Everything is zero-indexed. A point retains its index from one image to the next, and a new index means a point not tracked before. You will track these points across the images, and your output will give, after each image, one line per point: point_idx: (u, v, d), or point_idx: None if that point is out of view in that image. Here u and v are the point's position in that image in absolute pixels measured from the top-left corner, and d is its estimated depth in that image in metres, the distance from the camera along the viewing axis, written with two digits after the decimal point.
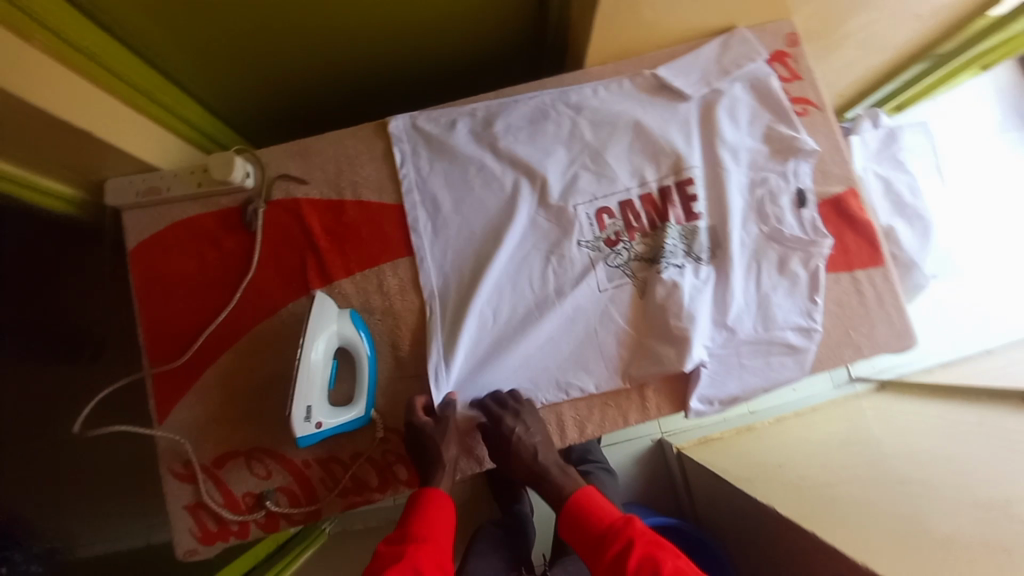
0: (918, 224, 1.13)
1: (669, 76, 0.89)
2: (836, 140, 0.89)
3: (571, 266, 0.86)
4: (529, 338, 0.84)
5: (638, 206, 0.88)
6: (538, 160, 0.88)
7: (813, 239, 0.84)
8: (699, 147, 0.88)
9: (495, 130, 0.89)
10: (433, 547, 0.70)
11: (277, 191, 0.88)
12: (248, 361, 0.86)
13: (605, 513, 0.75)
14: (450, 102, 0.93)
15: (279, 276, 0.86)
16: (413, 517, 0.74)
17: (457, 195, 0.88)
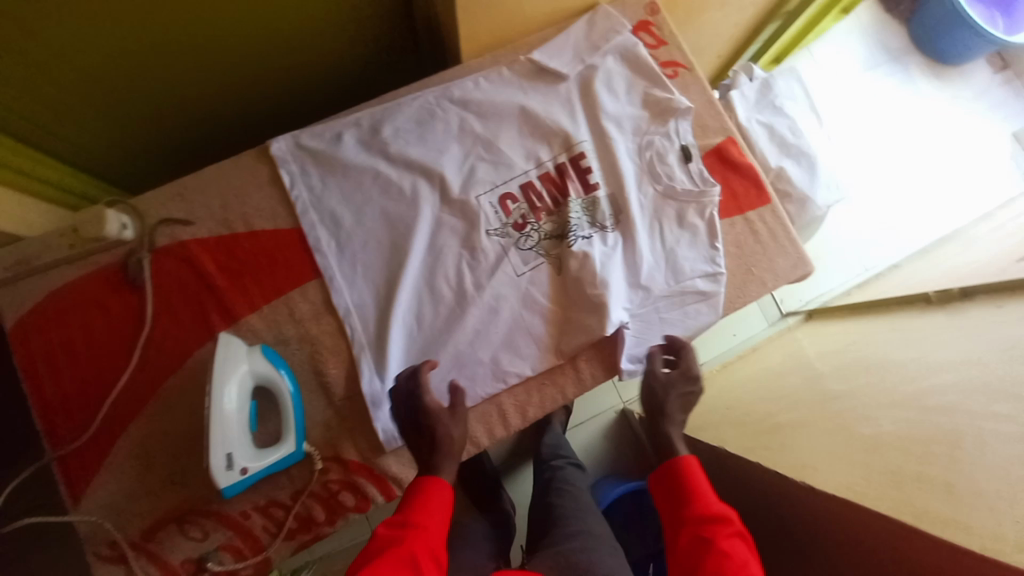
0: (805, 161, 1.21)
1: (544, 58, 0.90)
2: (708, 96, 0.94)
3: (485, 256, 0.86)
4: (455, 336, 0.83)
5: (539, 186, 0.89)
6: (433, 159, 0.87)
7: (702, 189, 0.88)
8: (585, 122, 0.91)
9: (383, 136, 0.87)
10: (430, 536, 0.63)
11: (161, 238, 0.84)
12: (161, 422, 0.80)
13: (703, 494, 0.72)
14: (333, 115, 0.90)
15: (180, 326, 0.82)
16: (410, 499, 0.67)
17: (357, 207, 0.86)
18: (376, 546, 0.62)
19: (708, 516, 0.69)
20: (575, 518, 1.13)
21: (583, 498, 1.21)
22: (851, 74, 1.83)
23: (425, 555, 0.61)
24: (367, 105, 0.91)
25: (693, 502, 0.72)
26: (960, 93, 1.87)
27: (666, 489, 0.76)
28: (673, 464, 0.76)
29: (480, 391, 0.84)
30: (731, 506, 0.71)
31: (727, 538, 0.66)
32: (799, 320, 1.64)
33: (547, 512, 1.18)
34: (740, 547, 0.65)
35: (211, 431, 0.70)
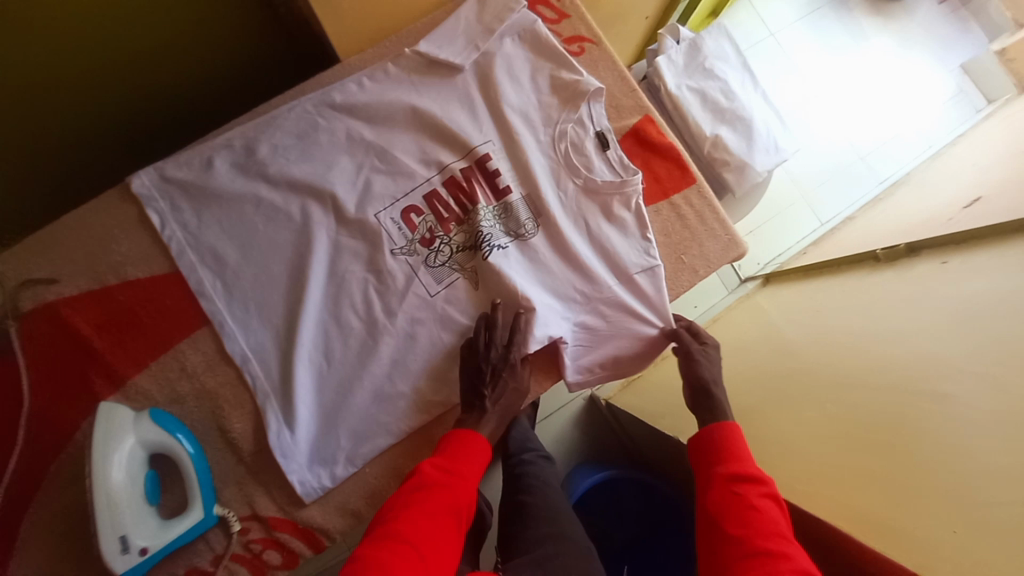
0: (740, 125, 1.15)
1: (432, 49, 0.81)
2: (618, 72, 0.87)
3: (392, 280, 0.78)
4: (369, 371, 0.76)
5: (444, 194, 0.81)
6: (320, 177, 0.78)
7: (624, 178, 0.81)
8: (488, 117, 0.83)
9: (260, 157, 0.78)
10: (468, 488, 0.67)
11: (25, 301, 0.74)
12: (54, 504, 0.73)
13: (748, 457, 0.71)
14: (202, 139, 0.80)
15: (62, 395, 0.74)
16: (454, 448, 0.70)
17: (241, 240, 0.77)
18: (423, 483, 0.65)
19: (741, 474, 0.68)
20: (546, 519, 1.01)
21: (557, 495, 1.09)
22: (791, 20, 1.76)
23: (463, 505, 0.65)
24: (241, 122, 0.82)
25: (726, 462, 0.70)
26: (904, 30, 1.82)
27: (698, 451, 0.74)
28: (721, 426, 0.74)
29: (403, 424, 0.77)
30: (765, 471, 0.69)
31: (759, 496, 0.65)
32: (757, 286, 1.58)
33: (515, 512, 1.06)
34: (771, 509, 0.64)
35: (98, 515, 0.63)
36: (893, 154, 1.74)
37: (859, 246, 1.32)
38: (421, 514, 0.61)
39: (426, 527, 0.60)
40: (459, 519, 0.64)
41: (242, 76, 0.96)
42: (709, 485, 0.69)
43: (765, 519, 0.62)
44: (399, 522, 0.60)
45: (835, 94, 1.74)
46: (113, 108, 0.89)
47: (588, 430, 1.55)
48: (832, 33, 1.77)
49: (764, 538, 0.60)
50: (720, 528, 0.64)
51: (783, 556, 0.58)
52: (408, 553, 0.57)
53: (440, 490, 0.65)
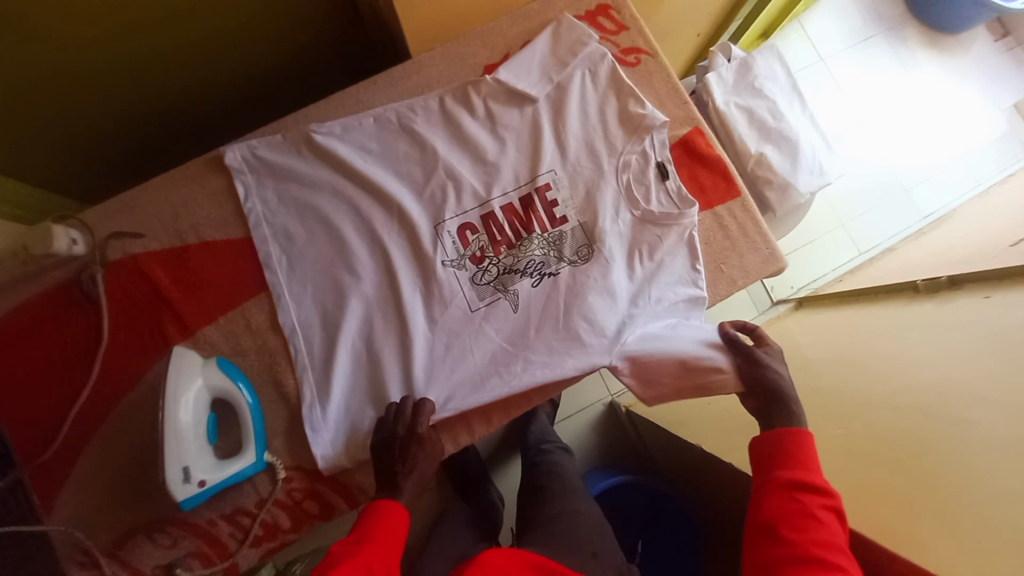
0: (786, 145, 1.17)
1: (511, 78, 0.85)
2: (672, 83, 0.90)
3: (444, 286, 0.83)
4: (402, 366, 0.81)
5: (501, 218, 0.85)
6: (390, 186, 0.84)
7: (681, 211, 0.84)
8: (553, 148, 0.86)
9: (340, 155, 0.83)
10: (385, 551, 0.69)
11: (112, 252, 0.82)
12: (121, 438, 0.79)
13: (818, 467, 0.69)
14: (292, 124, 0.87)
15: (135, 338, 0.81)
16: (370, 517, 0.72)
17: (310, 226, 0.84)
18: (334, 559, 0.67)
19: (808, 484, 0.67)
20: (562, 500, 1.06)
21: (574, 480, 1.14)
22: (842, 47, 1.76)
23: (382, 565, 0.67)
24: (323, 109, 0.87)
25: (795, 469, 0.69)
26: (959, 64, 1.80)
27: (760, 449, 0.74)
28: (793, 432, 0.72)
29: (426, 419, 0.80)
30: (832, 482, 0.68)
31: (821, 508, 0.65)
32: (790, 309, 1.58)
33: (533, 495, 1.11)
34: (831, 520, 0.65)
35: (166, 445, 0.69)
36: (939, 188, 1.72)
37: (897, 277, 1.32)
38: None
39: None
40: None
41: (314, 61, 1.03)
42: (767, 486, 0.70)
43: (823, 530, 0.63)
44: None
45: (883, 123, 1.73)
46: (199, 85, 0.97)
47: (605, 435, 1.58)
48: (884, 62, 1.76)
49: (820, 549, 0.61)
50: (773, 531, 0.65)
51: (835, 569, 0.60)
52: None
53: (350, 557, 0.66)
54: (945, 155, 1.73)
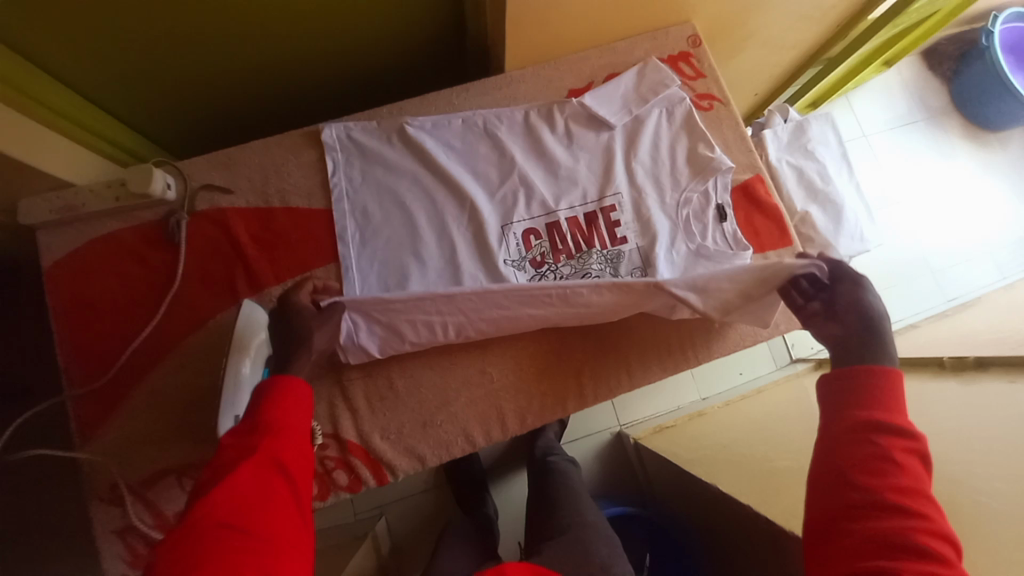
0: (831, 208, 1.23)
1: (594, 104, 0.92)
2: (740, 131, 0.95)
3: (503, 280, 0.86)
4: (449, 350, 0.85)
5: (564, 228, 0.89)
6: (467, 183, 0.89)
7: (735, 251, 0.88)
8: (622, 173, 0.91)
9: (426, 147, 0.90)
10: (292, 434, 0.60)
11: (200, 202, 0.87)
12: (174, 378, 0.82)
13: (902, 410, 0.63)
14: (386, 113, 0.93)
15: (206, 286, 0.84)
16: (267, 405, 0.61)
17: (387, 207, 0.88)
18: (229, 461, 0.56)
19: (890, 426, 0.61)
20: (573, 509, 1.04)
21: (583, 492, 1.12)
22: (886, 127, 1.84)
23: (292, 454, 0.58)
24: (416, 104, 0.93)
25: (872, 410, 0.63)
26: (997, 161, 1.86)
27: (833, 390, 0.67)
28: (872, 372, 0.66)
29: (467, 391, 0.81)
30: (918, 428, 0.62)
31: (903, 452, 0.59)
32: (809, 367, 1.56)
33: (547, 505, 1.08)
34: (918, 469, 0.58)
35: (224, 391, 0.72)
36: (964, 275, 1.75)
37: (920, 351, 1.33)
38: (233, 485, 0.53)
39: (247, 492, 0.52)
40: (290, 468, 0.57)
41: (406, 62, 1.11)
42: (839, 428, 0.63)
43: (909, 478, 0.57)
44: (211, 498, 0.52)
45: (916, 204, 1.79)
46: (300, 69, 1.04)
47: (608, 464, 1.56)
48: (924, 148, 1.84)
49: (904, 498, 0.55)
50: (844, 473, 0.59)
51: (917, 515, 0.54)
52: (230, 528, 0.50)
53: (251, 454, 0.56)
54: (972, 243, 1.78)
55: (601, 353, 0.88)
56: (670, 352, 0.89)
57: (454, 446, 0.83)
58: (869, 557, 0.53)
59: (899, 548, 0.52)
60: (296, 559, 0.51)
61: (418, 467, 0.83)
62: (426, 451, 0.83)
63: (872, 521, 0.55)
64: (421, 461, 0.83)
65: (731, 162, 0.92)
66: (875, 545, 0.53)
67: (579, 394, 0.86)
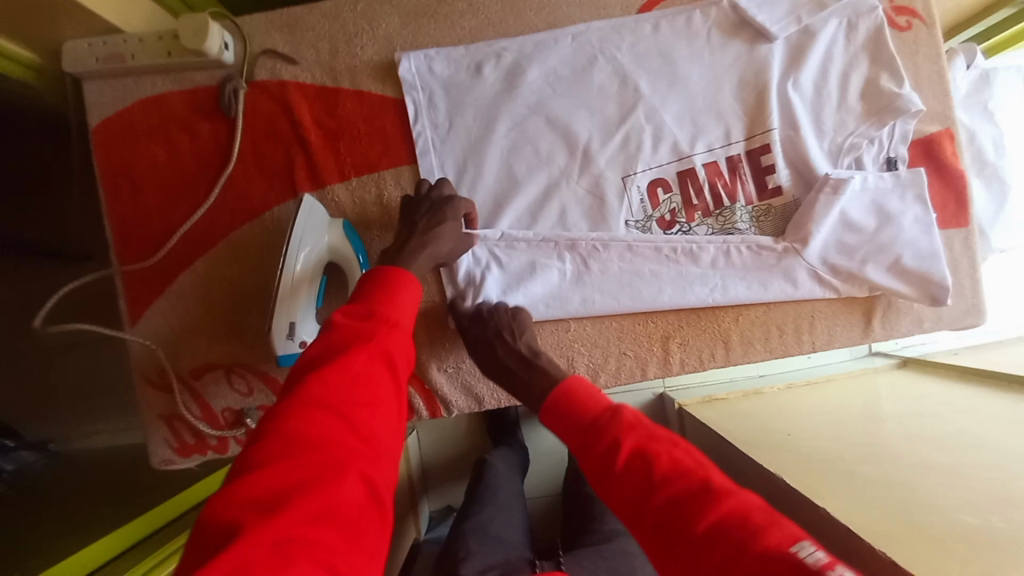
0: (996, 187, 0.99)
1: (751, 7, 0.70)
2: (940, 65, 0.72)
3: (624, 256, 0.72)
4: (557, 316, 0.74)
5: (700, 177, 0.73)
6: (580, 119, 0.73)
7: (927, 216, 0.69)
8: (776, 104, 0.71)
9: (528, 81, 0.73)
10: (406, 335, 0.53)
11: (261, 70, 0.74)
12: (227, 271, 0.75)
13: (582, 411, 0.55)
14: (475, 31, 0.74)
15: (263, 173, 0.74)
16: (377, 294, 0.53)
17: (483, 157, 0.73)
18: (339, 343, 0.48)
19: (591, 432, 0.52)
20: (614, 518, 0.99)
21: None
22: None
23: (402, 359, 0.50)
24: None
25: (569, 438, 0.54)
26: None
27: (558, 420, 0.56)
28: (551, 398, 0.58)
29: (573, 338, 0.75)
30: (617, 410, 0.53)
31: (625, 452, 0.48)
32: (891, 365, 1.31)
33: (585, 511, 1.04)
34: (657, 449, 0.48)
35: (280, 293, 0.64)
36: None
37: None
38: (344, 370, 0.46)
39: (355, 388, 0.45)
40: (398, 368, 0.50)
41: None
42: (589, 468, 0.51)
43: (648, 480, 0.46)
44: (320, 381, 0.45)
45: None
46: None
47: None
48: None
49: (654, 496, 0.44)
50: (633, 497, 0.46)
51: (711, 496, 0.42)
52: (345, 424, 0.43)
53: (363, 343, 0.48)
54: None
55: (696, 320, 0.74)
56: (780, 333, 0.74)
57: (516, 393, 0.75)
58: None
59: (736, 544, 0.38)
60: (387, 468, 0.45)
61: (475, 408, 0.76)
62: (485, 393, 0.75)
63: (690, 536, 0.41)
64: (478, 402, 0.76)
65: (921, 103, 0.71)
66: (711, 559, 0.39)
67: (663, 360, 0.75)
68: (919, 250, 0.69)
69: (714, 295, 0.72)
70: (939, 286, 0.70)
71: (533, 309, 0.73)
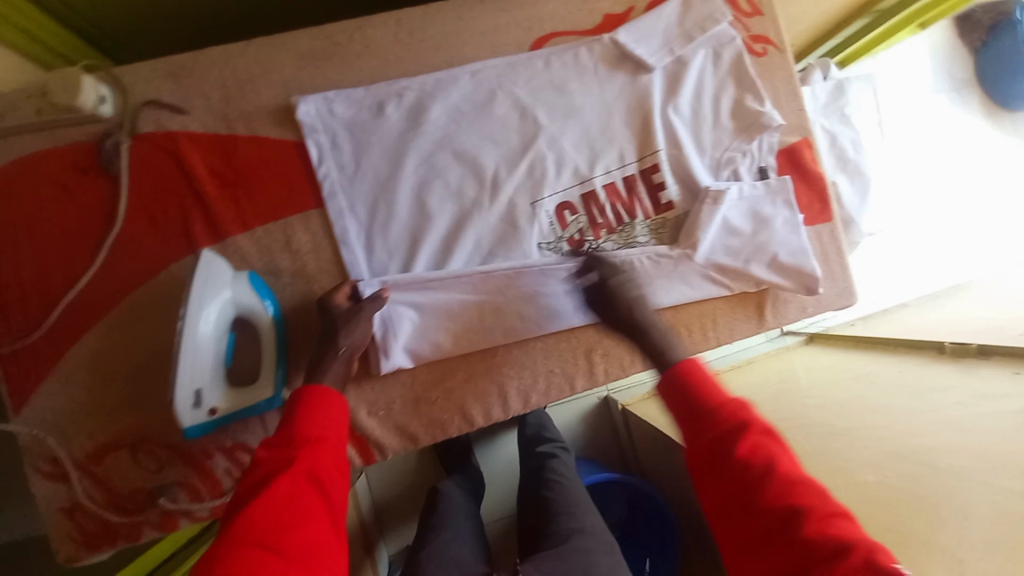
0: (858, 180, 1.13)
1: (629, 42, 0.77)
2: (793, 85, 0.82)
3: (540, 278, 0.75)
4: (482, 343, 0.75)
5: (602, 199, 0.78)
6: (486, 151, 0.76)
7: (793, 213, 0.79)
8: (661, 126, 0.78)
9: (431, 118, 0.74)
10: (333, 448, 0.56)
11: (146, 122, 0.70)
12: (126, 337, 0.70)
13: (720, 405, 0.56)
14: (373, 71, 0.74)
15: (157, 231, 0.70)
16: (298, 413, 0.57)
17: (392, 194, 0.73)
18: (264, 475, 0.51)
19: (722, 432, 0.54)
20: (569, 515, 0.99)
21: (578, 491, 1.08)
22: None
23: (330, 473, 0.53)
24: (419, 15, 0.75)
25: (696, 427, 0.57)
26: None
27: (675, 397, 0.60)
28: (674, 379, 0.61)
29: (499, 363, 0.77)
30: (739, 402, 0.56)
31: (757, 444, 0.53)
32: (800, 342, 1.43)
33: (540, 514, 1.03)
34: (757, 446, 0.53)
35: (181, 362, 0.61)
36: None
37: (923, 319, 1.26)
38: (269, 500, 0.48)
39: (283, 515, 0.47)
40: (326, 482, 0.52)
41: None
42: (710, 451, 0.55)
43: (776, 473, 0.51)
44: (245, 519, 0.46)
45: None
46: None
47: (592, 429, 1.53)
48: None
49: (757, 504, 0.50)
50: (736, 486, 0.52)
51: (793, 510, 0.48)
52: (274, 556, 0.44)
53: (287, 467, 0.51)
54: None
55: (615, 330, 0.79)
56: (689, 333, 0.80)
57: (450, 425, 0.76)
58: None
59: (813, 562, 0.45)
60: None
61: (409, 446, 0.76)
62: (418, 429, 0.75)
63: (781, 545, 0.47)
64: (412, 440, 0.75)
65: (781, 118, 0.80)
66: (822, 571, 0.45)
67: (588, 372, 0.79)
68: (791, 247, 0.79)
69: None
70: (810, 276, 0.79)
71: (456, 342, 0.74)
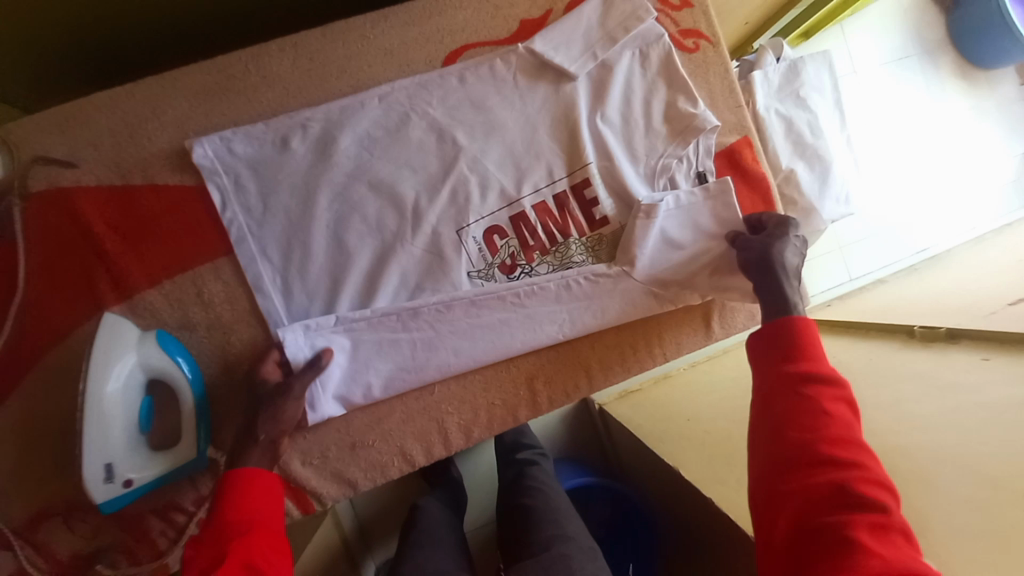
0: (819, 165, 1.07)
1: (548, 50, 0.72)
2: (729, 81, 0.78)
3: (470, 310, 0.72)
4: (414, 382, 0.72)
5: (532, 219, 0.74)
6: (404, 179, 0.71)
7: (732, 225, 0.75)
8: (589, 137, 0.74)
9: (340, 149, 0.70)
10: (270, 532, 0.53)
11: (34, 180, 0.65)
12: (35, 409, 0.66)
13: (822, 357, 0.58)
14: (275, 105, 0.69)
15: (57, 294, 0.66)
16: (224, 502, 0.54)
17: (305, 235, 0.69)
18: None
19: (817, 376, 0.55)
20: (550, 521, 0.87)
21: (558, 495, 0.95)
22: None
23: (270, 558, 0.50)
24: (318, 38, 0.70)
25: (796, 362, 0.57)
26: None
27: (763, 341, 0.61)
28: (788, 323, 0.60)
29: (435, 401, 0.74)
30: (840, 369, 0.57)
31: (830, 401, 0.54)
32: None
33: (516, 526, 0.90)
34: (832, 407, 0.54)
35: (86, 436, 0.58)
36: None
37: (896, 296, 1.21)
38: None
39: None
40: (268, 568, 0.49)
41: None
42: (771, 390, 0.57)
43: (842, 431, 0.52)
44: None
45: None
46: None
47: (572, 428, 1.39)
48: None
49: (817, 445, 0.51)
50: (790, 430, 0.53)
51: (853, 465, 0.50)
52: None
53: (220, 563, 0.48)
54: (992, 194, 1.41)
55: (556, 356, 0.76)
56: (634, 351, 0.78)
57: (391, 467, 0.73)
58: (821, 516, 0.48)
59: (848, 500, 0.48)
60: None
61: (350, 491, 0.73)
62: (356, 475, 0.73)
63: (816, 477, 0.50)
64: (353, 485, 0.73)
65: (716, 120, 0.76)
66: (849, 509, 0.47)
67: (531, 402, 0.76)
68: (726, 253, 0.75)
69: (563, 330, 0.74)
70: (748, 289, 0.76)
71: (386, 384, 0.72)
